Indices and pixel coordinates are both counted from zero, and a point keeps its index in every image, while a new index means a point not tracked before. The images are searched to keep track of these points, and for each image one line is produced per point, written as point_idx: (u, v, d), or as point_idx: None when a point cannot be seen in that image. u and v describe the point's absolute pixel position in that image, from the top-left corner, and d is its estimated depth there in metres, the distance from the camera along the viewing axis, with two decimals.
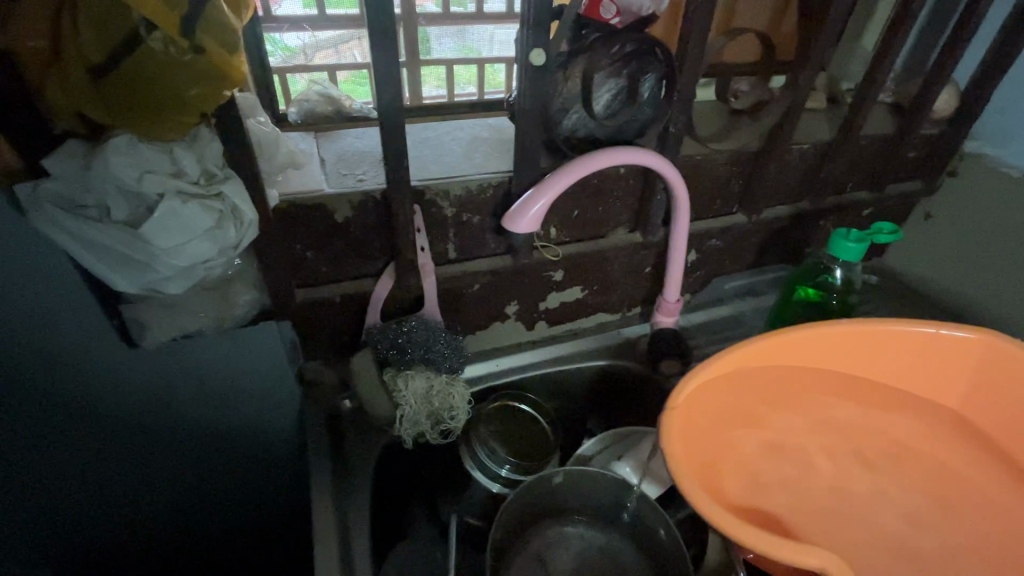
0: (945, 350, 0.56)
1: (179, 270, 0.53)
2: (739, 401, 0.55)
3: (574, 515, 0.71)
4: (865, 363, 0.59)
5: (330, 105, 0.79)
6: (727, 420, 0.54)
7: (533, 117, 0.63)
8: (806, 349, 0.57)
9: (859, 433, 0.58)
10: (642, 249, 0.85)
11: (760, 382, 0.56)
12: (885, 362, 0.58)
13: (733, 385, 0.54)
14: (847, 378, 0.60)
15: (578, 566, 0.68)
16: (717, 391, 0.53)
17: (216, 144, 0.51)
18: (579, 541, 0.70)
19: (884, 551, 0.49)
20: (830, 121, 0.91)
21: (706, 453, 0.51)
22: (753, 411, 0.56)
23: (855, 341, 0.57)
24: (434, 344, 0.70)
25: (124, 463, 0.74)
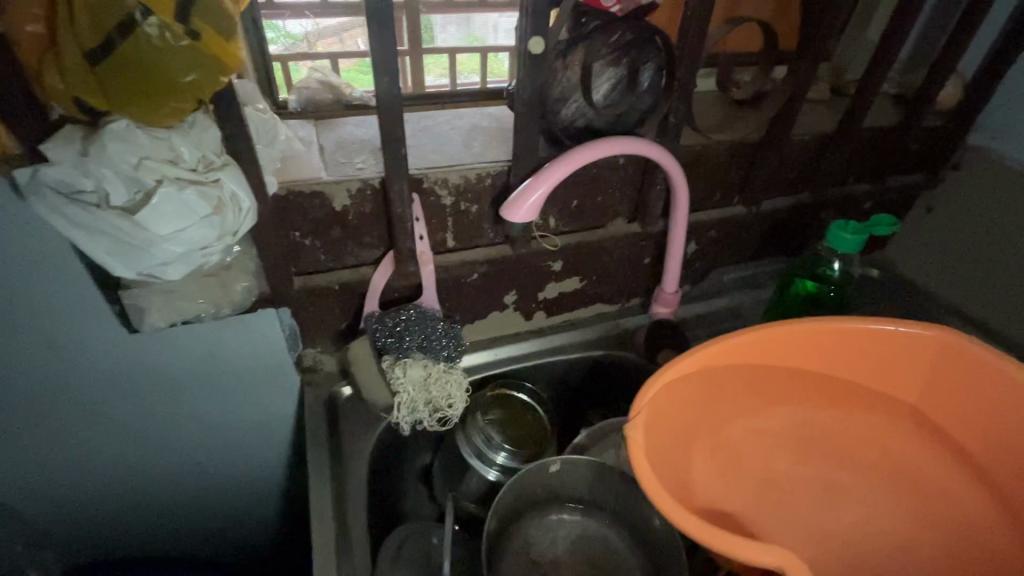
0: (911, 349, 0.56)
1: (177, 256, 0.53)
2: (704, 400, 0.57)
3: (567, 503, 0.72)
4: (833, 362, 0.59)
5: (330, 93, 0.79)
6: (690, 422, 0.56)
7: (532, 106, 0.63)
8: (774, 348, 0.57)
9: (822, 438, 0.60)
10: (641, 240, 0.86)
11: (726, 381, 0.57)
12: (850, 362, 0.59)
13: (698, 384, 0.55)
14: (816, 376, 0.60)
15: (573, 553, 0.69)
16: (682, 390, 0.54)
17: (214, 131, 0.53)
18: (572, 528, 0.71)
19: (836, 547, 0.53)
20: (833, 112, 0.90)
21: (670, 458, 0.53)
22: (713, 412, 0.58)
23: (815, 340, 0.57)
24: (431, 332, 0.71)
25: (128, 445, 0.75)
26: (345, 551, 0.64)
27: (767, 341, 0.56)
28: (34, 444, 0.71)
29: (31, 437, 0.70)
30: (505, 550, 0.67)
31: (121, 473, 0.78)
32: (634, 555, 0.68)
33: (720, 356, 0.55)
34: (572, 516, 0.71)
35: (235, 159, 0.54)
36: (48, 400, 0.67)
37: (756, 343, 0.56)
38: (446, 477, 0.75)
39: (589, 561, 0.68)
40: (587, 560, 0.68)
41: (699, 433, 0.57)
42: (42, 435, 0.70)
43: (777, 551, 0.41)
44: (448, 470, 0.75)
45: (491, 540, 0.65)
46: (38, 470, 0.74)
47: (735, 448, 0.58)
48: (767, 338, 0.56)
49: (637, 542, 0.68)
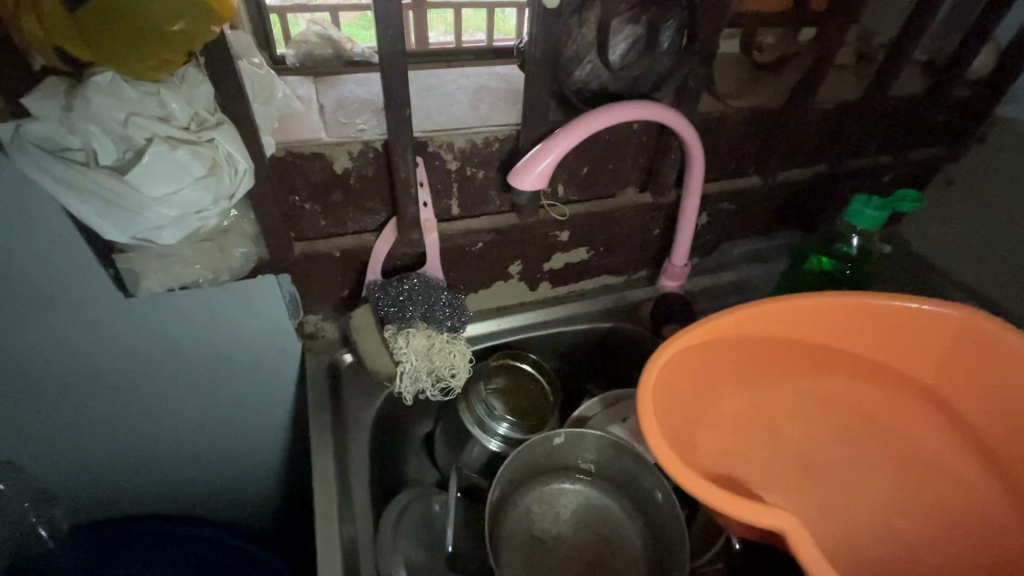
0: (931, 327, 0.55)
1: (172, 220, 0.51)
2: (717, 369, 0.57)
3: (572, 472, 0.72)
4: (850, 336, 0.58)
5: (330, 48, 0.75)
6: (702, 388, 0.56)
7: (544, 66, 0.60)
8: (791, 321, 0.57)
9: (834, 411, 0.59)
10: (651, 211, 0.83)
11: (740, 352, 0.57)
12: (869, 338, 0.58)
13: (711, 353, 0.55)
14: (832, 351, 0.59)
15: (574, 521, 0.70)
16: (694, 358, 0.54)
17: (206, 87, 0.49)
18: (575, 497, 0.71)
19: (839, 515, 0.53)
20: (861, 79, 0.85)
21: (680, 422, 0.53)
22: (726, 380, 0.57)
23: (835, 313, 0.56)
24: (435, 302, 0.70)
25: (132, 408, 0.75)
26: (348, 514, 0.65)
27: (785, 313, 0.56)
28: (38, 404, 0.71)
29: (34, 397, 0.70)
30: (507, 515, 0.68)
31: (127, 435, 0.79)
32: (635, 526, 0.69)
33: (737, 324, 0.55)
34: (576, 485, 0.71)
35: (229, 117, 0.51)
36: (49, 362, 0.67)
37: (772, 314, 0.55)
38: (448, 445, 0.75)
39: (590, 529, 0.69)
40: (589, 528, 0.70)
41: (710, 402, 0.57)
42: (45, 396, 0.70)
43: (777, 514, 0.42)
44: (450, 440, 0.75)
45: (495, 506, 0.66)
46: (43, 429, 0.74)
47: (746, 419, 0.58)
48: (784, 310, 0.56)
49: (639, 515, 0.69)
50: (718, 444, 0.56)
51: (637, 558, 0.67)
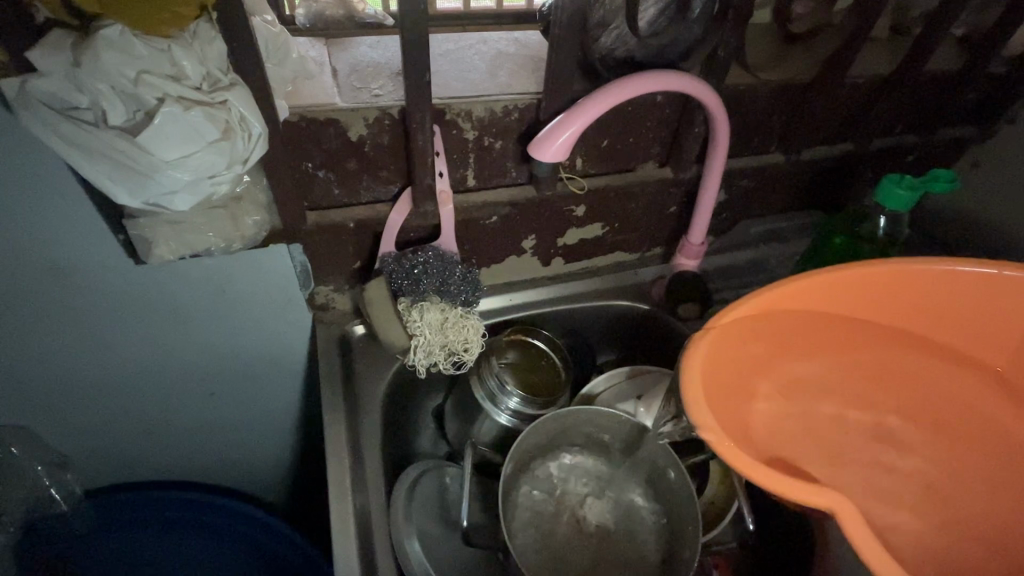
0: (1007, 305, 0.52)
1: (185, 185, 0.49)
2: (771, 348, 0.53)
3: (590, 449, 0.73)
4: (920, 318, 0.55)
5: (341, 9, 0.72)
6: (754, 366, 0.53)
7: (571, 31, 0.57)
8: (853, 297, 0.54)
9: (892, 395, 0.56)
10: (670, 187, 0.81)
11: (803, 329, 0.54)
12: (934, 313, 0.54)
13: (768, 330, 0.52)
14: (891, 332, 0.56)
15: (587, 496, 0.71)
16: (749, 333, 0.51)
17: (219, 45, 0.47)
18: (591, 473, 0.72)
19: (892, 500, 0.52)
20: (894, 54, 0.82)
21: (730, 401, 0.50)
22: (779, 358, 0.54)
23: (896, 285, 0.53)
24: (449, 276, 0.68)
25: (144, 374, 0.75)
26: (360, 484, 0.66)
27: (843, 287, 0.52)
28: (50, 368, 0.70)
29: (45, 361, 0.69)
30: (523, 488, 0.69)
31: (138, 401, 0.79)
32: (649, 506, 0.69)
33: (790, 296, 0.52)
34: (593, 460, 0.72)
35: (243, 78, 0.49)
36: (59, 328, 0.66)
37: (834, 290, 0.53)
38: (460, 419, 0.75)
39: (603, 505, 0.70)
40: (602, 504, 0.70)
41: (763, 383, 0.54)
42: (55, 360, 0.70)
43: (827, 495, 0.41)
44: (462, 414, 0.75)
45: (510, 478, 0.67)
46: (53, 394, 0.74)
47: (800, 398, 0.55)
48: (846, 283, 0.52)
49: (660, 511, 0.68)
50: (772, 427, 0.53)
51: (651, 548, 0.67)
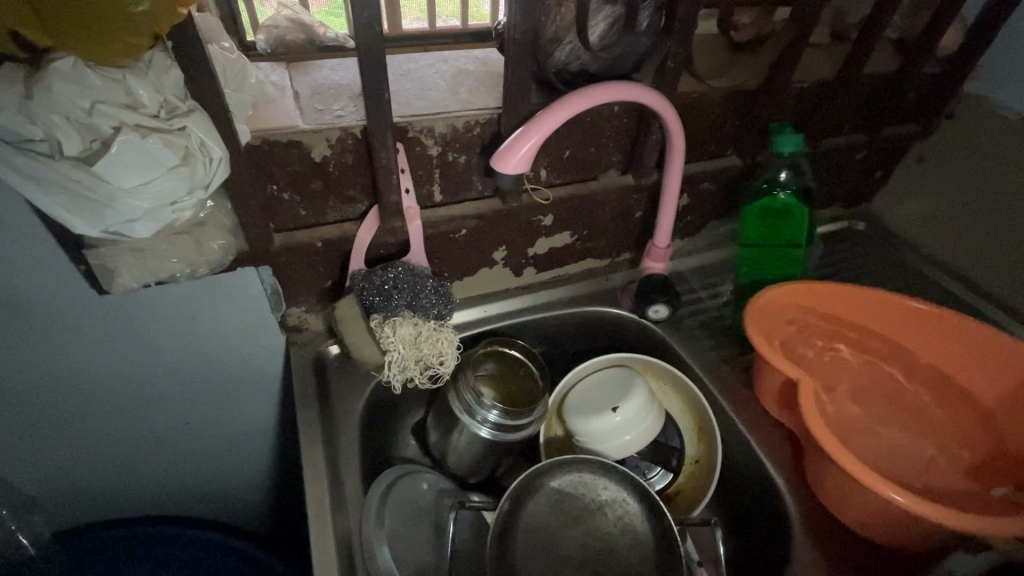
0: (1006, 374, 0.66)
1: (145, 212, 0.49)
2: (830, 319, 0.77)
3: (591, 464, 0.73)
4: (987, 384, 0.68)
5: (302, 33, 0.73)
6: (862, 334, 0.77)
7: (524, 48, 0.59)
8: (889, 319, 0.74)
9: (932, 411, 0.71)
10: (634, 193, 0.83)
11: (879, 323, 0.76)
12: (962, 364, 0.70)
13: (840, 303, 0.76)
14: (911, 357, 0.74)
15: (587, 508, 0.72)
16: (804, 301, 0.76)
17: (175, 72, 0.47)
18: (595, 486, 0.73)
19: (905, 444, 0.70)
20: (836, 59, 0.87)
21: (826, 329, 0.78)
22: (887, 344, 0.76)
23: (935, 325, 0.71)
24: (420, 290, 0.69)
25: (115, 408, 0.74)
26: (340, 505, 0.65)
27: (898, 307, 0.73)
28: (12, 406, 0.68)
29: (7, 400, 0.67)
30: (530, 499, 0.72)
31: (109, 436, 0.77)
32: (646, 518, 0.70)
33: (858, 294, 0.75)
34: (596, 477, 0.72)
35: (201, 104, 0.50)
36: (19, 365, 0.64)
37: (871, 304, 0.75)
38: (441, 432, 0.76)
39: (603, 517, 0.71)
40: (602, 515, 0.71)
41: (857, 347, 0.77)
42: (18, 399, 0.68)
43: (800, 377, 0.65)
44: (443, 427, 0.75)
45: (514, 496, 0.70)
46: (16, 434, 0.72)
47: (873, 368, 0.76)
48: (884, 306, 0.74)
49: (653, 510, 0.70)
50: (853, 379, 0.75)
51: (646, 560, 0.69)
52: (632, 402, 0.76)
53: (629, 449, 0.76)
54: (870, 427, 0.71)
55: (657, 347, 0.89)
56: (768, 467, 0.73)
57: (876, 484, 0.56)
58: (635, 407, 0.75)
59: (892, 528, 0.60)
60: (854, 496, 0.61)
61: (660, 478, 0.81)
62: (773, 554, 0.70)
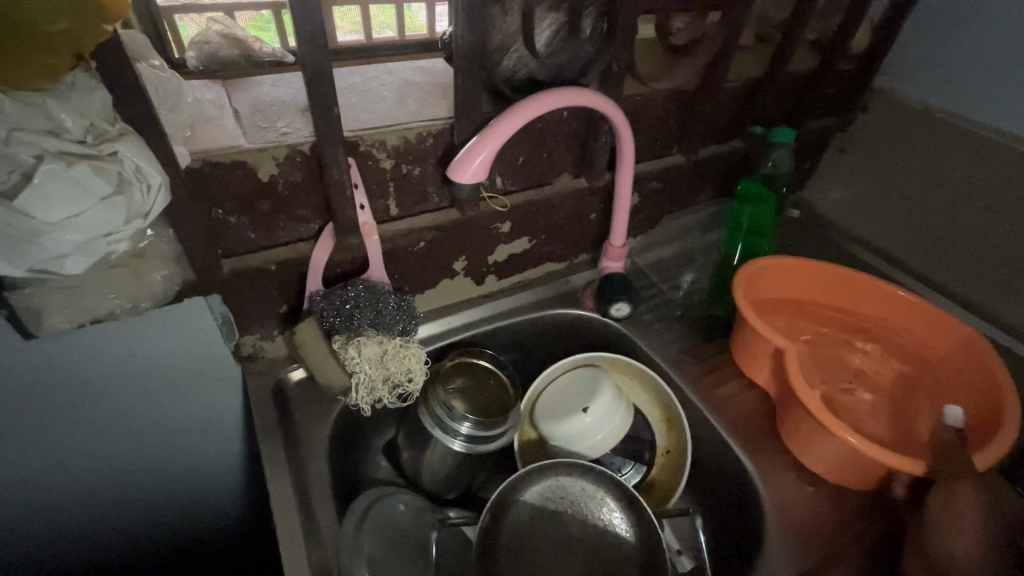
0: (955, 351, 0.75)
1: (77, 245, 0.45)
2: (805, 288, 0.85)
3: (572, 467, 0.73)
4: (934, 356, 0.78)
5: (236, 49, 0.70)
6: (832, 308, 0.85)
7: (472, 57, 0.59)
8: (855, 296, 0.83)
9: (888, 376, 0.79)
10: (588, 195, 0.85)
11: (846, 299, 0.84)
12: (915, 341, 0.80)
13: (813, 275, 0.84)
14: (872, 332, 0.83)
15: (568, 510, 0.72)
16: (780, 274, 0.83)
17: (102, 93, 0.44)
18: (575, 489, 0.73)
19: (863, 399, 0.76)
20: (763, 58, 0.92)
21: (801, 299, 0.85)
22: (851, 319, 0.84)
23: (895, 303, 0.81)
24: (383, 307, 0.67)
25: (49, 463, 0.67)
26: (315, 539, 0.62)
27: (865, 285, 0.82)
28: None
29: None
30: (512, 507, 0.71)
31: (43, 495, 0.70)
32: (627, 514, 0.71)
33: (830, 271, 0.83)
34: (576, 480, 0.73)
35: (133, 126, 0.46)
36: None
37: (848, 281, 0.83)
38: (415, 450, 0.74)
39: (584, 519, 0.72)
40: (583, 518, 0.72)
41: (828, 321, 0.84)
42: None
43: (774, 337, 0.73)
44: (416, 445, 0.74)
45: (496, 505, 0.70)
46: None
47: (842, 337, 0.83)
48: (856, 284, 0.83)
49: (630, 504, 0.71)
50: (825, 344, 0.82)
51: (629, 557, 0.70)
52: (602, 401, 0.77)
53: (602, 447, 0.77)
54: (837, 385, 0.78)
55: (621, 344, 0.91)
56: (735, 444, 0.76)
57: (834, 427, 0.65)
58: (605, 406, 0.77)
59: (847, 468, 0.69)
60: (821, 441, 0.70)
61: (634, 474, 0.83)
62: (742, 531, 0.73)
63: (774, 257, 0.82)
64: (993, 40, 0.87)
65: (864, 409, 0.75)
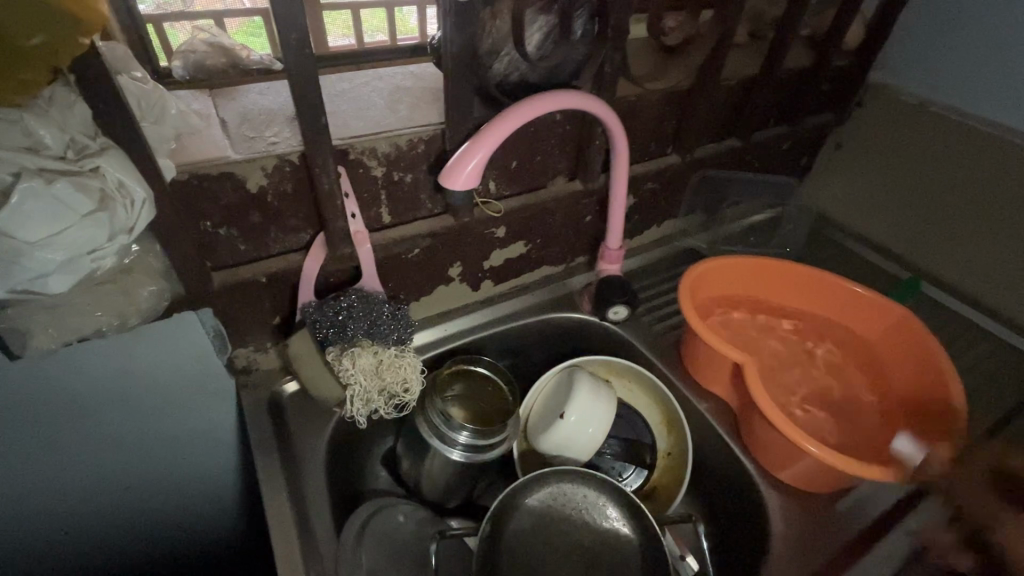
0: (903, 348, 0.75)
1: (60, 265, 0.44)
2: (763, 288, 0.85)
3: (570, 473, 0.73)
4: (893, 349, 0.77)
5: (223, 57, 0.69)
6: (789, 305, 0.85)
7: (462, 62, 0.58)
8: (814, 296, 0.83)
9: (842, 373, 0.79)
10: (583, 198, 0.84)
11: (804, 296, 0.84)
12: (875, 335, 0.79)
13: (773, 275, 0.83)
14: (830, 327, 0.83)
15: (570, 518, 0.71)
16: (729, 277, 0.83)
17: (82, 107, 0.43)
18: (576, 495, 0.72)
19: (820, 397, 0.77)
20: (755, 56, 0.92)
21: (759, 300, 0.85)
22: (807, 315, 0.84)
23: (849, 301, 0.80)
24: (377, 316, 0.66)
25: (36, 482, 0.65)
26: (313, 555, 0.61)
27: (819, 284, 0.82)
28: None
29: None
30: (513, 517, 0.70)
31: (33, 515, 0.68)
32: (631, 521, 0.70)
33: (786, 271, 0.83)
34: (576, 484, 0.72)
35: (116, 142, 0.45)
36: None
37: (806, 280, 0.82)
38: (415, 460, 0.73)
39: (586, 526, 0.71)
40: (585, 525, 0.71)
41: (785, 319, 0.84)
42: None
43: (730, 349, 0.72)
44: (416, 455, 0.73)
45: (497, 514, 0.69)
46: None
47: (800, 334, 0.83)
48: (813, 281, 0.82)
49: (633, 512, 0.70)
50: (782, 341, 0.83)
51: (631, 563, 0.69)
52: (600, 406, 0.76)
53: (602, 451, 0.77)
54: (794, 383, 0.78)
55: (619, 348, 0.90)
56: (733, 443, 0.76)
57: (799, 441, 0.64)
58: (603, 411, 0.76)
59: (820, 478, 0.69)
60: (788, 453, 0.68)
61: (636, 477, 0.82)
62: (745, 532, 0.73)
63: (736, 258, 0.82)
64: (994, 36, 0.86)
65: (820, 407, 0.76)
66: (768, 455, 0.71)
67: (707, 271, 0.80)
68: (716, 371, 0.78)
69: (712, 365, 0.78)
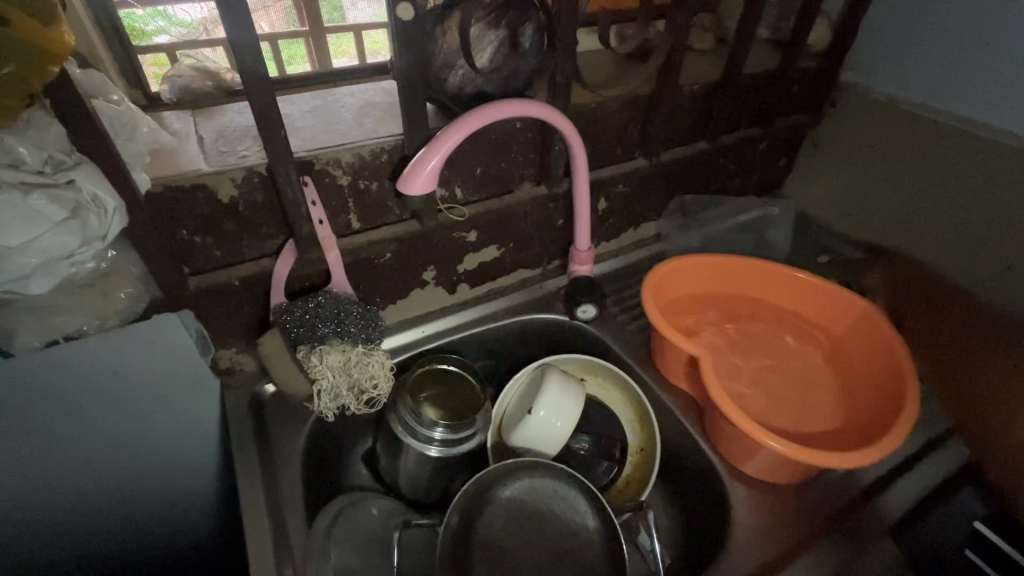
0: (867, 339, 0.77)
1: (37, 267, 0.50)
2: (729, 285, 0.87)
3: (536, 467, 0.75)
4: (858, 342, 0.78)
5: (208, 80, 0.74)
6: (756, 301, 0.87)
7: (413, 77, 0.62)
8: (778, 291, 0.85)
9: (807, 366, 0.80)
10: (550, 202, 0.87)
11: (769, 292, 0.86)
12: (839, 328, 0.81)
13: (737, 272, 0.85)
14: (797, 322, 0.84)
15: (537, 511, 0.73)
16: (695, 275, 0.85)
17: (57, 127, 0.49)
18: (541, 488, 0.74)
19: (785, 391, 0.78)
20: (718, 61, 0.95)
21: (725, 297, 0.87)
22: (774, 310, 0.86)
23: (812, 294, 0.82)
24: (345, 316, 0.70)
25: (35, 484, 0.69)
26: (283, 544, 0.65)
27: (782, 279, 0.83)
28: None
29: None
30: (481, 511, 0.73)
31: (33, 517, 0.72)
32: (595, 515, 0.72)
33: (750, 267, 0.84)
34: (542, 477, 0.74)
35: (90, 157, 0.51)
36: None
37: (769, 275, 0.84)
38: (388, 455, 0.77)
39: (552, 519, 0.73)
40: (551, 517, 0.73)
41: (751, 314, 0.86)
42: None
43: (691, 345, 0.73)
44: (388, 451, 0.76)
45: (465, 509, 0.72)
46: None
47: (766, 329, 0.84)
48: (776, 277, 0.84)
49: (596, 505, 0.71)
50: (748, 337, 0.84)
51: (595, 554, 0.70)
52: (567, 402, 0.79)
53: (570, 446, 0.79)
54: (760, 378, 0.79)
55: (592, 347, 0.92)
56: (700, 439, 0.77)
57: (760, 436, 0.64)
58: (570, 406, 0.79)
59: (783, 470, 0.69)
60: (750, 446, 0.69)
61: (607, 472, 0.84)
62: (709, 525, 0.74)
63: (701, 256, 0.83)
64: (959, 32, 0.87)
65: (785, 400, 0.77)
66: (733, 449, 0.72)
67: (670, 270, 0.82)
68: (682, 366, 0.80)
69: (677, 359, 0.79)
